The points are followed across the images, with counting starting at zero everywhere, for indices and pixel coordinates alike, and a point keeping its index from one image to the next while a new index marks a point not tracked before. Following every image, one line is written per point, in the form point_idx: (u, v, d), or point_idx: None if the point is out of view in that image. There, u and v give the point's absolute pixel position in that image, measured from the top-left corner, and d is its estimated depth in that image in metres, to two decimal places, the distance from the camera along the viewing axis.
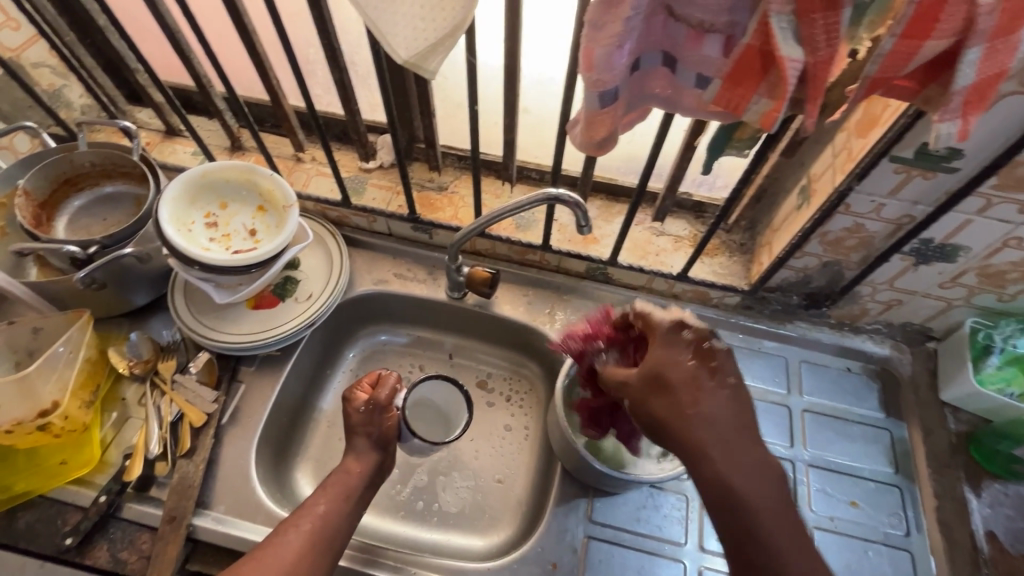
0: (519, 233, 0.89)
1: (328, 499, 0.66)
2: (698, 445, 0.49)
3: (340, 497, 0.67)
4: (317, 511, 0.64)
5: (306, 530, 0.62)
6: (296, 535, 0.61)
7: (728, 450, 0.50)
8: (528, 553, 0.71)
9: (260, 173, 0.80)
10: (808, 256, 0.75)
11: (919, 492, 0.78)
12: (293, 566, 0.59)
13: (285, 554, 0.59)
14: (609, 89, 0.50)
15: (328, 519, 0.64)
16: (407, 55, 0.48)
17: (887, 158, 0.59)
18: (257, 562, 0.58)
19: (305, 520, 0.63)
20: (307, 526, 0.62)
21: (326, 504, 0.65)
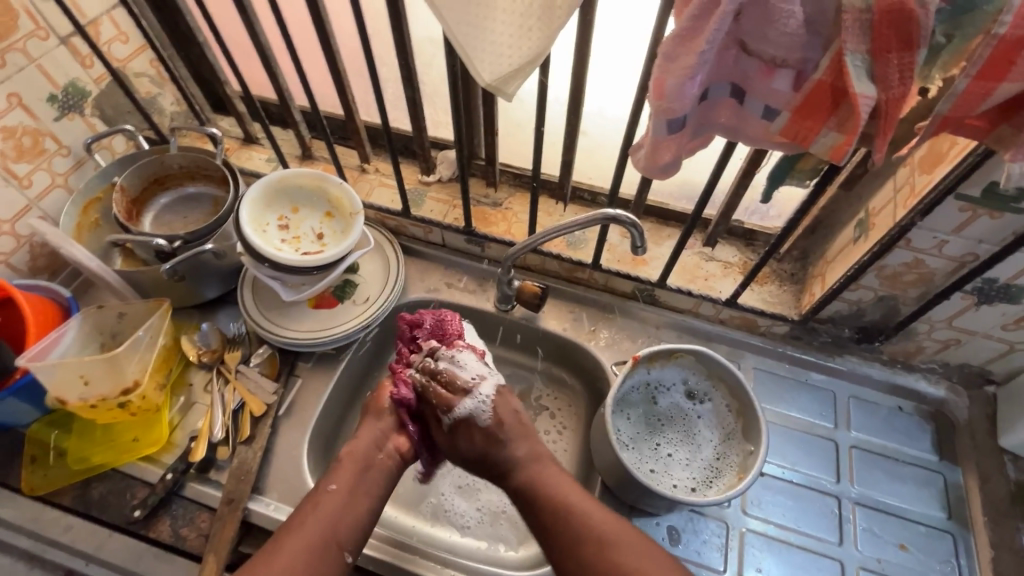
0: (569, 251, 0.92)
1: (341, 481, 0.66)
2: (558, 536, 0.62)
3: (352, 477, 0.67)
4: (329, 491, 0.64)
5: (318, 523, 0.61)
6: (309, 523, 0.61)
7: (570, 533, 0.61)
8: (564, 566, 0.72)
9: (331, 182, 0.85)
10: (863, 289, 0.75)
11: (974, 542, 0.75)
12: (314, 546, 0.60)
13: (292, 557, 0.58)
14: (678, 117, 0.52)
15: (339, 502, 0.64)
16: (490, 77, 0.52)
17: (953, 196, 0.59)
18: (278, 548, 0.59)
19: (322, 506, 0.63)
20: (324, 511, 0.63)
21: (337, 483, 0.66)
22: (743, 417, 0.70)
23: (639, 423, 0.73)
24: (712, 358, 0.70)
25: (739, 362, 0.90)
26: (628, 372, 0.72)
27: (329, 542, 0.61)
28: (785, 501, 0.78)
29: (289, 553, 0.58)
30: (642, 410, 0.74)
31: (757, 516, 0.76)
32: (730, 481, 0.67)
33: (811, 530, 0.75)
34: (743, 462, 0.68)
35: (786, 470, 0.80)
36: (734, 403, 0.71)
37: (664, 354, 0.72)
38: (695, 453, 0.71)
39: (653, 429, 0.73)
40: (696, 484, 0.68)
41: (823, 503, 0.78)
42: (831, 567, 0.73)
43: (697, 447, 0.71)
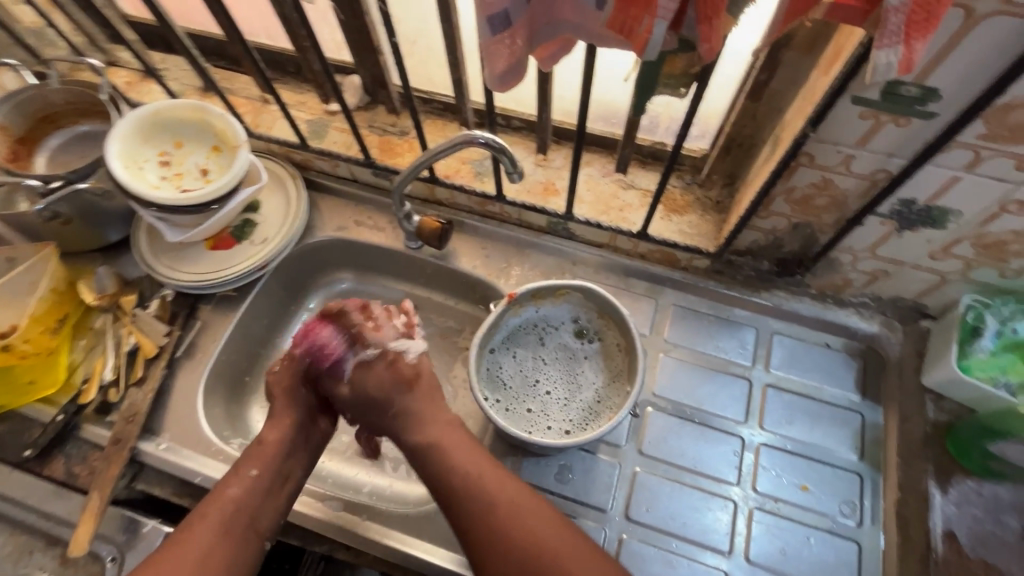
0: (477, 183, 0.85)
1: (256, 463, 0.65)
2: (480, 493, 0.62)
3: (266, 458, 0.66)
4: (247, 478, 0.64)
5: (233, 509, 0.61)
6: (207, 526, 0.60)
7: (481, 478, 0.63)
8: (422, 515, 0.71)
9: (212, 112, 0.80)
10: (775, 216, 0.67)
11: (883, 481, 0.71)
12: (220, 534, 0.60)
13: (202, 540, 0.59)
14: (499, 11, 0.44)
15: (254, 487, 0.64)
16: None
17: (850, 98, 0.50)
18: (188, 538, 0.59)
19: (231, 491, 0.63)
20: (239, 496, 0.63)
21: (258, 469, 0.65)
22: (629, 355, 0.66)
23: (522, 363, 0.69)
24: (594, 293, 0.65)
25: (657, 299, 0.84)
26: (504, 310, 0.67)
27: (247, 525, 0.62)
28: (687, 441, 0.74)
29: (208, 529, 0.60)
30: (527, 349, 0.70)
31: (653, 456, 0.73)
32: (608, 420, 0.64)
33: (709, 470, 0.73)
34: (623, 401, 0.65)
35: (691, 409, 0.76)
36: (623, 339, 0.67)
37: (549, 291, 0.68)
38: (575, 394, 0.68)
39: (535, 371, 0.69)
40: (571, 427, 0.65)
41: (726, 442, 0.74)
42: (723, 507, 0.70)
43: (580, 386, 0.68)
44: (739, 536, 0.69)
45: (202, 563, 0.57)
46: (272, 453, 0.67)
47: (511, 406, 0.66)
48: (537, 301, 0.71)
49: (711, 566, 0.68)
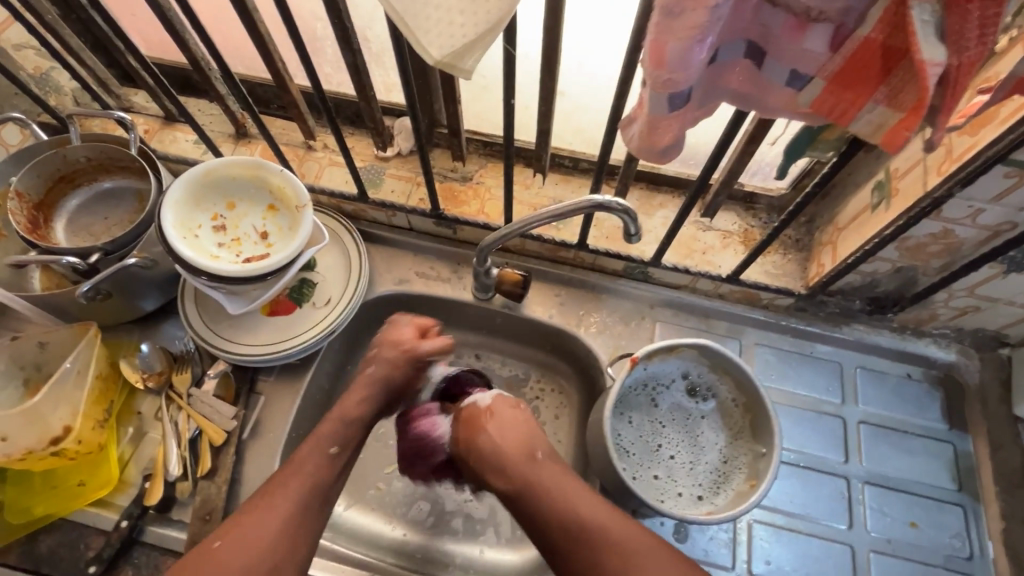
0: (552, 230, 0.82)
1: (338, 439, 0.64)
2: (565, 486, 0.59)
3: (342, 429, 0.65)
4: (327, 454, 0.63)
5: (308, 481, 0.60)
6: (285, 498, 0.59)
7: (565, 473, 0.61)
8: None
9: (270, 169, 0.73)
10: (880, 261, 0.67)
11: (984, 512, 0.72)
12: (290, 516, 0.58)
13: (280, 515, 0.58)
14: (683, 89, 0.41)
15: (329, 466, 0.62)
16: (439, 54, 0.39)
17: (1001, 162, 0.50)
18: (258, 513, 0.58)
19: (308, 464, 0.61)
20: (312, 471, 0.61)
21: (337, 447, 0.64)
22: (752, 413, 0.65)
23: (640, 428, 0.67)
24: (716, 352, 0.63)
25: (740, 339, 0.83)
26: (626, 375, 0.64)
27: (318, 497, 0.61)
28: (794, 486, 0.74)
29: (284, 504, 0.58)
30: (642, 412, 0.68)
31: (765, 505, 0.72)
32: (740, 484, 0.62)
33: (820, 515, 0.72)
34: (753, 463, 0.63)
35: (793, 453, 0.76)
36: (743, 396, 0.66)
37: (665, 351, 0.66)
38: (698, 456, 0.66)
39: (654, 434, 0.67)
40: (702, 493, 0.63)
41: (831, 485, 0.74)
42: (840, 552, 0.70)
43: (703, 448, 0.66)
44: None
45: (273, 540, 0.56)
46: (351, 428, 0.66)
47: (637, 476, 0.64)
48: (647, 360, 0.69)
49: None
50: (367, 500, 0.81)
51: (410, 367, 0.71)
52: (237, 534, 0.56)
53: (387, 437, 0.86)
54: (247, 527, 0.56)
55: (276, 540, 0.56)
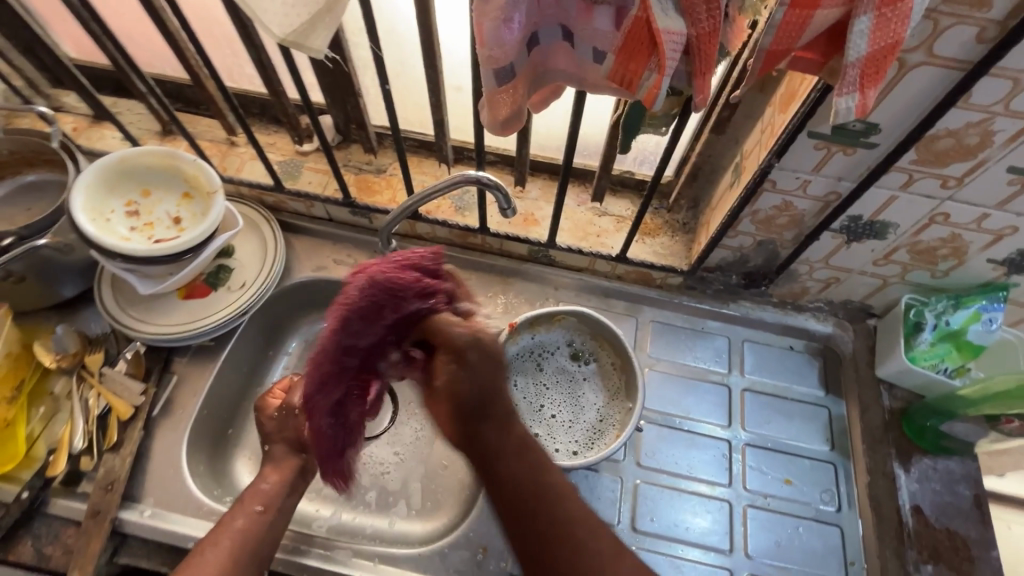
0: (458, 217, 0.87)
1: (261, 494, 0.69)
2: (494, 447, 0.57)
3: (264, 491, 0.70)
4: (253, 512, 0.67)
5: (237, 537, 0.64)
6: (214, 551, 0.62)
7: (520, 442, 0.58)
8: (434, 551, 0.71)
9: (183, 159, 0.77)
10: (742, 235, 0.74)
11: (854, 468, 0.78)
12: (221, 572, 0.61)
13: (212, 563, 0.61)
14: (505, 65, 0.48)
15: (260, 518, 0.67)
16: (282, 33, 0.45)
17: (806, 133, 0.57)
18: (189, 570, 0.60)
19: (237, 521, 0.65)
20: (237, 528, 0.65)
21: (262, 504, 0.68)
22: (625, 372, 0.72)
23: (525, 390, 0.73)
24: (589, 316, 0.72)
25: (637, 317, 0.89)
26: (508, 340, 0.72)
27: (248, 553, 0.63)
28: (679, 449, 0.79)
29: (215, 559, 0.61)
30: (528, 377, 0.74)
31: (651, 467, 0.77)
32: (613, 436, 0.69)
33: (702, 474, 0.77)
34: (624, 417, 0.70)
35: (680, 419, 0.81)
36: (617, 359, 0.73)
37: (545, 318, 0.74)
38: (578, 413, 0.72)
39: (537, 396, 0.73)
40: (577, 445, 0.70)
41: (714, 447, 0.79)
42: (719, 508, 0.75)
43: (582, 406, 0.73)
44: (735, 533, 0.74)
45: None
46: (272, 490, 0.70)
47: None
48: (533, 329, 0.76)
49: (715, 566, 0.72)
50: None
51: (293, 418, 0.77)
52: None
53: None
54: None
55: None
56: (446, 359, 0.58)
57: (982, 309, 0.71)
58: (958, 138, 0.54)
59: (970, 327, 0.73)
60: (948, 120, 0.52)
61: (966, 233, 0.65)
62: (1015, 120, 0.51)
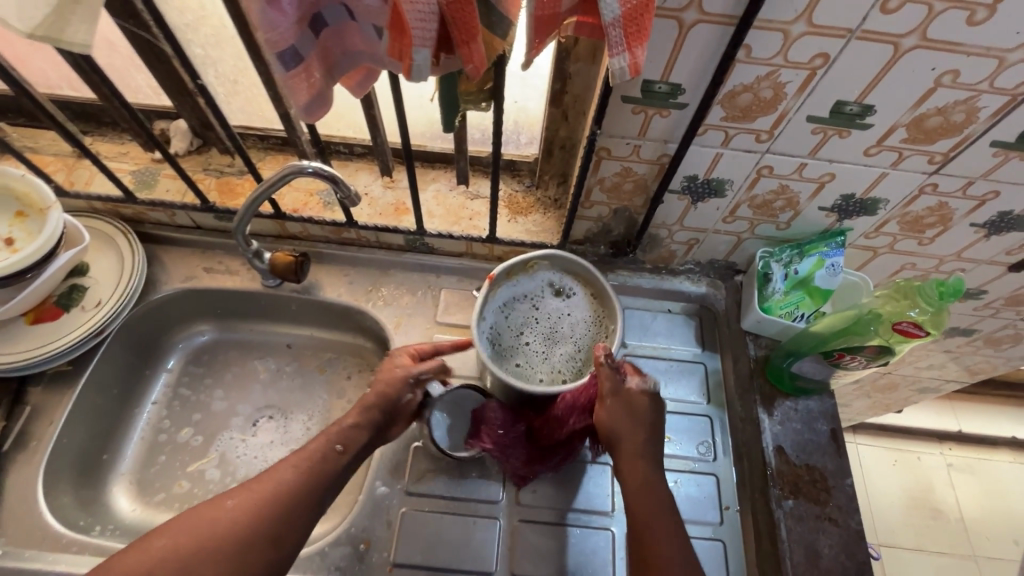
0: (327, 212, 0.86)
1: (351, 430, 0.64)
2: (630, 478, 0.61)
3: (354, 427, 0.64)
4: (334, 448, 0.61)
5: (308, 464, 0.59)
6: (291, 474, 0.58)
7: (638, 463, 0.62)
8: (316, 552, 0.70)
9: (10, 175, 0.73)
10: (597, 205, 0.76)
11: (727, 417, 0.81)
12: (281, 501, 0.56)
13: (285, 487, 0.57)
14: (286, 49, 0.46)
15: (341, 456, 0.62)
16: (29, 29, 0.42)
17: (620, 99, 0.58)
18: (251, 488, 0.57)
19: (314, 451, 0.61)
20: (311, 457, 0.60)
21: (344, 442, 0.62)
22: (600, 304, 0.77)
23: (509, 338, 0.76)
24: (562, 258, 0.76)
25: None
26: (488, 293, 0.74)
27: (318, 486, 0.59)
28: None
29: (282, 480, 0.58)
30: (507, 328, 0.77)
31: None
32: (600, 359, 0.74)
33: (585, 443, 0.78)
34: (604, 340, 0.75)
35: None
36: (591, 289, 0.77)
37: (520, 265, 0.76)
38: (555, 351, 0.74)
39: (520, 341, 0.76)
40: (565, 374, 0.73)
41: None
42: (600, 473, 0.76)
43: (560, 342, 0.77)
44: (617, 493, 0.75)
45: (253, 519, 0.54)
46: (356, 429, 0.64)
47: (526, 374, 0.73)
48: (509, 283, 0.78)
49: (597, 528, 0.73)
50: (163, 500, 0.81)
51: (409, 390, 0.70)
52: (223, 506, 0.55)
53: (189, 434, 0.86)
54: (261, 493, 0.56)
55: (253, 519, 0.54)
56: (607, 406, 0.64)
57: (824, 254, 0.76)
58: (755, 92, 0.56)
59: (816, 273, 0.77)
60: (740, 76, 0.55)
61: (793, 183, 0.68)
62: (798, 71, 0.53)
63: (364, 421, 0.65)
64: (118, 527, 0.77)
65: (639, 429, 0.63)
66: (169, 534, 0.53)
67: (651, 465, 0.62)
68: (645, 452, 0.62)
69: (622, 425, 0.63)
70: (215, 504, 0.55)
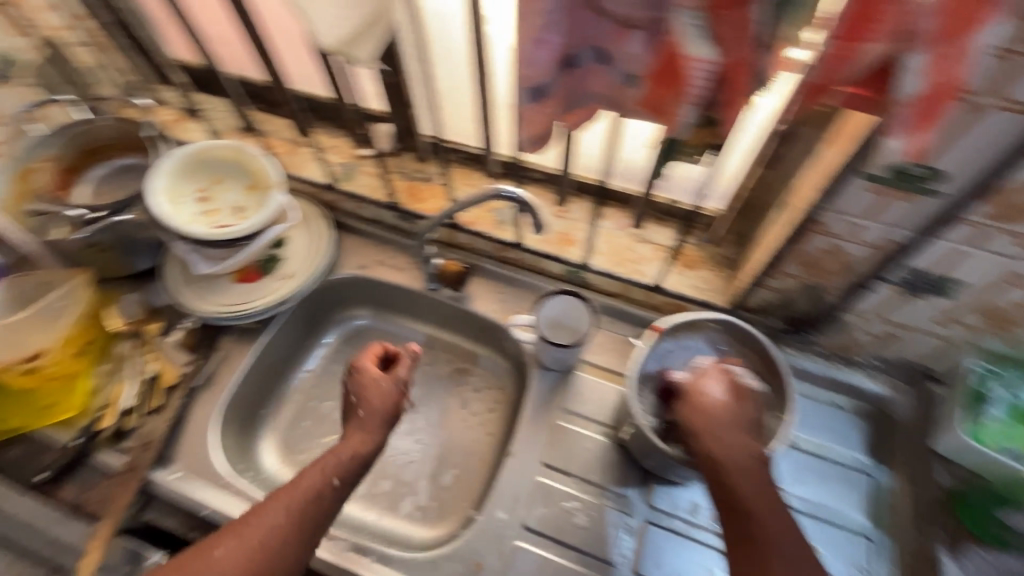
0: (496, 230, 0.89)
1: (318, 501, 0.61)
2: (723, 461, 0.58)
3: (331, 471, 0.63)
4: (331, 485, 0.63)
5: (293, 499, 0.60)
6: (274, 513, 0.58)
7: (746, 467, 0.57)
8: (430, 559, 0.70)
9: (251, 154, 0.84)
10: (785, 277, 0.70)
11: (893, 546, 0.71)
12: (277, 538, 0.57)
13: (266, 525, 0.57)
14: (539, 84, 0.49)
15: (323, 511, 0.61)
16: (332, 43, 0.48)
17: (858, 175, 0.53)
18: (241, 526, 0.57)
19: (306, 485, 0.61)
20: (288, 493, 0.60)
21: (339, 479, 0.63)
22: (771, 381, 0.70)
23: None
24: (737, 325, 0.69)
25: None
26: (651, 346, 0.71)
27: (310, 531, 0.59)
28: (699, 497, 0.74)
29: (263, 520, 0.57)
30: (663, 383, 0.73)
31: (664, 510, 0.73)
32: None
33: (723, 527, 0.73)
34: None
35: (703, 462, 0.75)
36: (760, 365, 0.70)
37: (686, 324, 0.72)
38: None
39: None
40: None
41: None
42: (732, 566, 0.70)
43: None
44: None
45: (252, 565, 0.55)
46: (354, 463, 0.65)
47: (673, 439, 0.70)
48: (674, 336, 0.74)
49: None
50: (299, 462, 0.88)
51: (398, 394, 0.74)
52: (238, 542, 0.56)
53: (331, 409, 0.93)
54: (251, 530, 0.57)
55: (250, 563, 0.55)
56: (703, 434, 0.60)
57: None
58: None
59: None
60: None
61: None
62: None
63: (360, 449, 0.67)
64: (262, 477, 0.86)
65: (730, 415, 0.60)
66: (227, 545, 0.56)
67: (757, 482, 0.56)
68: (746, 470, 0.57)
69: (718, 430, 0.59)
70: (202, 552, 0.55)
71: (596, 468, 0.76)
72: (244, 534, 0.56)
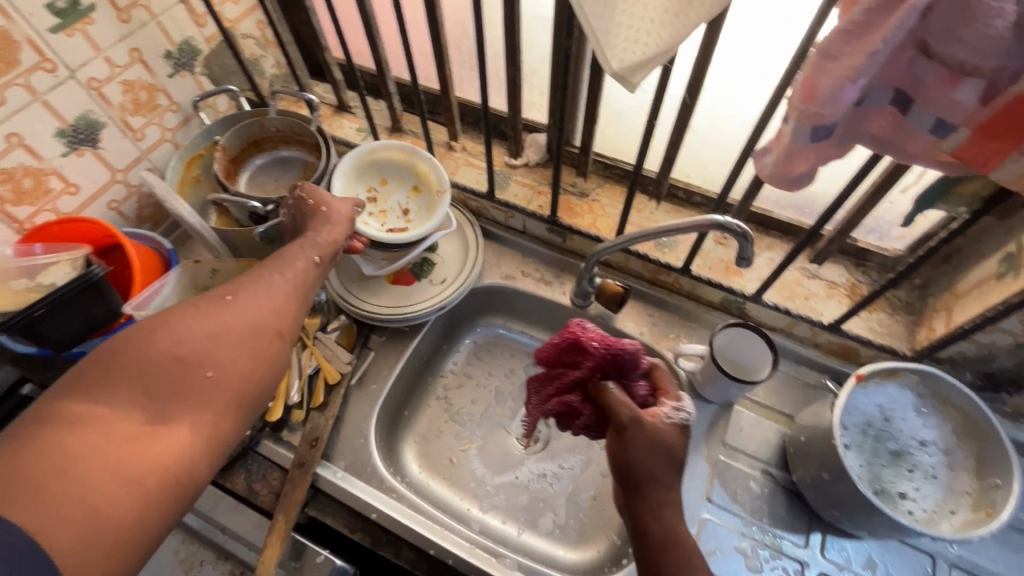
0: (657, 252, 0.86)
1: (287, 303, 0.58)
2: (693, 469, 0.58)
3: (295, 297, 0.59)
4: (312, 261, 0.63)
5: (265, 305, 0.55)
6: (280, 283, 0.59)
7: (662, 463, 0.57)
8: None
9: (420, 156, 0.84)
10: (1000, 333, 0.66)
11: None
12: (244, 333, 0.52)
13: (271, 292, 0.57)
14: (827, 123, 0.46)
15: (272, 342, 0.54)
16: (618, 65, 0.46)
17: None
18: (255, 289, 0.56)
19: (296, 265, 0.61)
20: (279, 291, 0.58)
21: (320, 257, 0.64)
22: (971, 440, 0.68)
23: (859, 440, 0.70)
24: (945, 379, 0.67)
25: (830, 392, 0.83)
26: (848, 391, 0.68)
27: (265, 330, 0.54)
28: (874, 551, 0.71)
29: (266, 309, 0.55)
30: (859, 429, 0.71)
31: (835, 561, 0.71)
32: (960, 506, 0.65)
33: None
34: (969, 500, 0.66)
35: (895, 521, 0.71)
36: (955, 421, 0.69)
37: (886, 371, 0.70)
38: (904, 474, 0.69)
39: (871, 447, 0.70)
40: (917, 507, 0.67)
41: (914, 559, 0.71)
42: None
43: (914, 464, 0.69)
44: None
45: (240, 354, 0.51)
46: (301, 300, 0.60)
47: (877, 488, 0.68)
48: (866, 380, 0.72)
49: None
50: (438, 468, 0.88)
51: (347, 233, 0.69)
52: (218, 309, 0.53)
53: (467, 416, 0.93)
54: (260, 297, 0.56)
55: (240, 343, 0.52)
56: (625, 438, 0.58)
57: None
58: None
59: None
60: None
61: None
62: None
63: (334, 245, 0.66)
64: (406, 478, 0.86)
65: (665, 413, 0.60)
66: (192, 317, 0.50)
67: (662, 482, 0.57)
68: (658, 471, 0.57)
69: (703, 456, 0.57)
70: (215, 304, 0.53)
71: (762, 510, 0.74)
72: (224, 321, 0.52)
